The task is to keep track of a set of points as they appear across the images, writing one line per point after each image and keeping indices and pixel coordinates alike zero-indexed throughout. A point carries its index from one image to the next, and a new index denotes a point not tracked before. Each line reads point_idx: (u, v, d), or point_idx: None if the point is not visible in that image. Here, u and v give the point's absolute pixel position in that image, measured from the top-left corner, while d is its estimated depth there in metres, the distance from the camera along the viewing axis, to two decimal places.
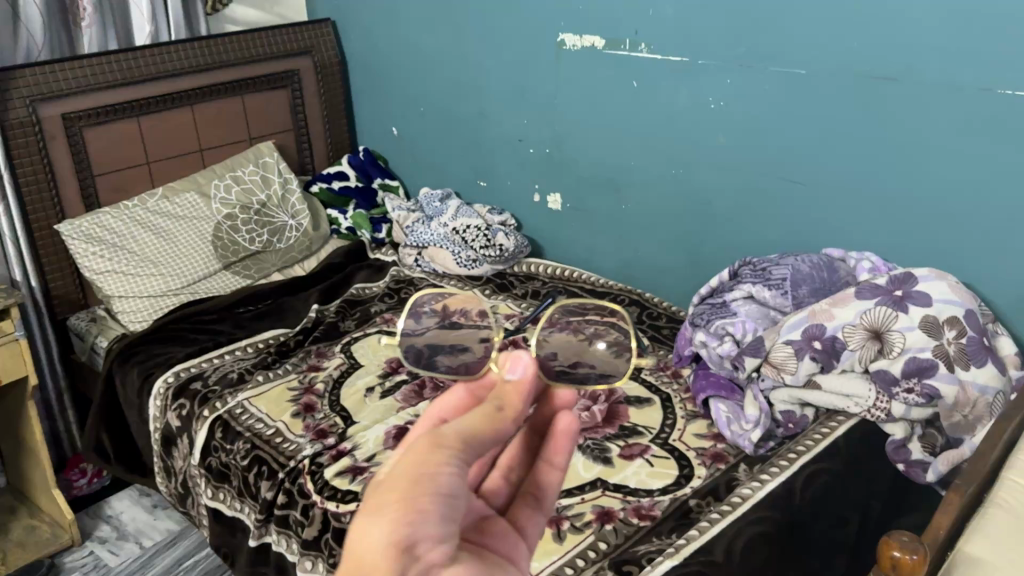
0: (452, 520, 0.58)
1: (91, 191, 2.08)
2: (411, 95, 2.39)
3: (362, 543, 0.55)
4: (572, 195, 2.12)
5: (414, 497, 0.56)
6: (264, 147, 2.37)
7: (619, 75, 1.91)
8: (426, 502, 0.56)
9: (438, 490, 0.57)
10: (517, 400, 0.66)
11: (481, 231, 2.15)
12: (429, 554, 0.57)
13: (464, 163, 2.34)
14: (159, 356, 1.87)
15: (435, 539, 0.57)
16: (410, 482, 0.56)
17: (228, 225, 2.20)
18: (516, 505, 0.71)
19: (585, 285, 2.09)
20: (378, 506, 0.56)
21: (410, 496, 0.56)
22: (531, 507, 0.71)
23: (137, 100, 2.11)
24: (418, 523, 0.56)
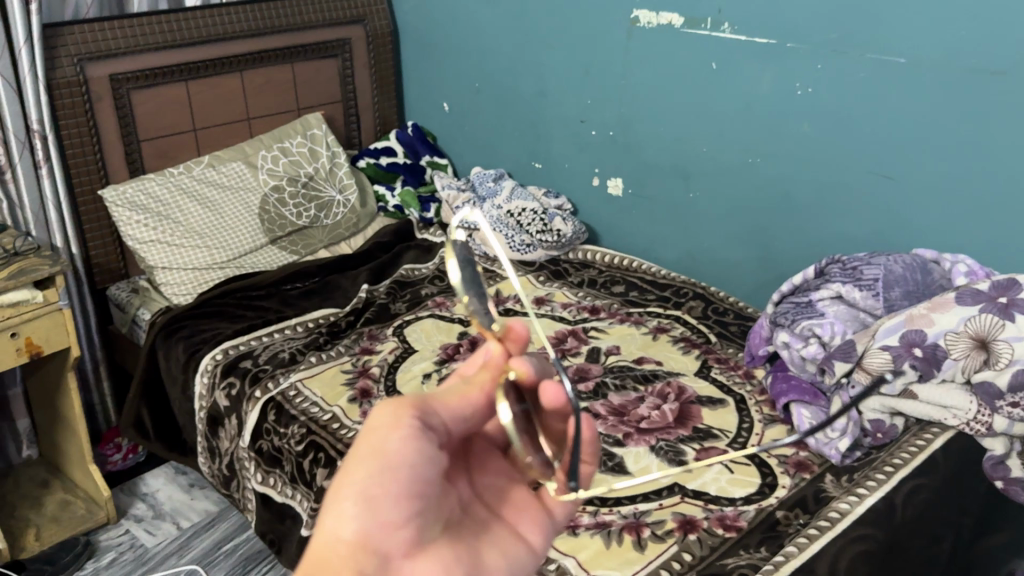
0: (405, 504, 0.66)
1: (137, 157, 2.00)
2: (466, 70, 2.29)
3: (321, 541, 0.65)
4: (636, 181, 2.03)
5: (363, 500, 0.65)
6: (312, 117, 2.28)
7: (696, 56, 1.81)
8: (376, 487, 0.65)
9: (387, 459, 0.66)
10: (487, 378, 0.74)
11: (538, 215, 2.06)
12: (386, 542, 0.65)
13: (520, 143, 2.25)
14: (205, 332, 1.80)
15: (393, 526, 0.66)
16: (357, 470, 0.66)
17: (275, 198, 2.12)
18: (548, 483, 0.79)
19: (645, 276, 2.00)
20: (335, 510, 0.65)
21: (363, 478, 0.65)
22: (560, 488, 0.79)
23: (186, 63, 2.02)
24: (371, 516, 0.65)
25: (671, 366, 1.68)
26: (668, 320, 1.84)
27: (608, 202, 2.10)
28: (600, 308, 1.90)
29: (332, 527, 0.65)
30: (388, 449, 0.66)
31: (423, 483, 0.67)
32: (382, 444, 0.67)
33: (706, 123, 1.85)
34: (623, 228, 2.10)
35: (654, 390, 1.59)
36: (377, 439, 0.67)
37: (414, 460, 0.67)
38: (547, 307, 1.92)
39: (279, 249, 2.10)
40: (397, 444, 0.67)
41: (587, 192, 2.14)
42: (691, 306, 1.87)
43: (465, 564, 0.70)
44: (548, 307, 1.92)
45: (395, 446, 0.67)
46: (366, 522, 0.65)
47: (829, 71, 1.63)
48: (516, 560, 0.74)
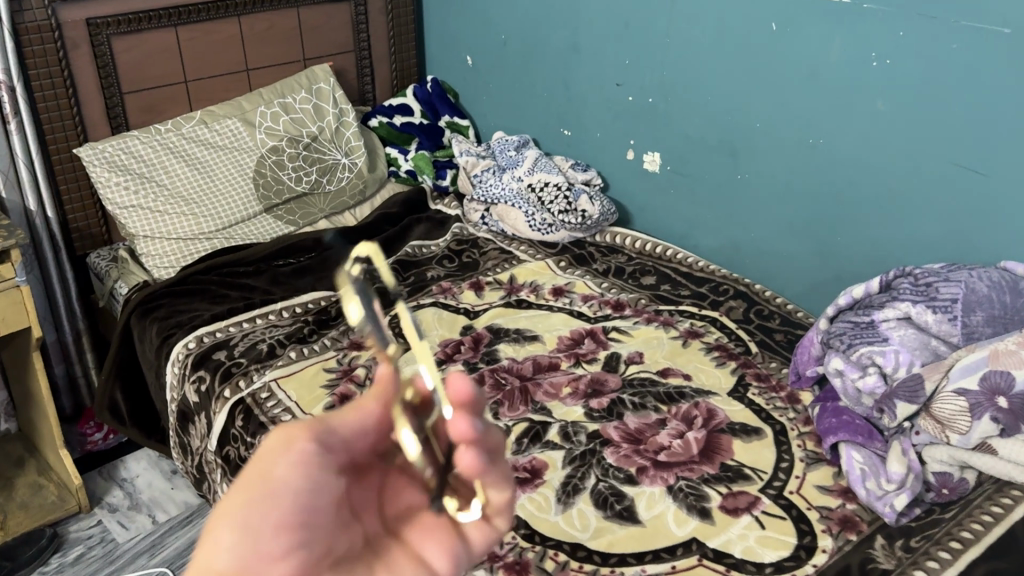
0: (289, 535, 0.52)
1: (119, 111, 1.80)
2: (491, 20, 2.03)
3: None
4: (676, 157, 1.77)
5: (243, 526, 0.52)
6: (319, 70, 2.04)
7: (755, 14, 1.53)
8: (259, 518, 0.52)
9: (277, 490, 0.53)
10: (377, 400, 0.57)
11: (561, 192, 1.82)
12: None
13: (549, 105, 1.99)
14: (181, 314, 1.61)
15: (276, 561, 0.52)
16: (232, 497, 0.53)
17: (273, 160, 1.91)
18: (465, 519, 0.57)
19: (680, 266, 1.75)
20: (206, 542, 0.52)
21: (241, 507, 0.52)
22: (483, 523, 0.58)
23: (174, 7, 1.79)
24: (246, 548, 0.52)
25: (701, 382, 1.44)
26: (702, 323, 1.60)
27: (643, 179, 1.84)
28: (625, 303, 1.67)
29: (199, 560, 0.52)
30: (278, 478, 0.53)
31: (313, 519, 0.54)
32: (270, 474, 0.53)
33: (762, 95, 1.58)
34: (657, 209, 1.84)
35: (678, 413, 1.37)
36: (262, 471, 0.53)
37: (302, 488, 0.53)
38: (565, 300, 1.69)
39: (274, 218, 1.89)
40: (283, 474, 0.53)
41: (620, 166, 1.88)
42: (730, 307, 1.63)
43: None
44: (567, 300, 1.69)
45: (283, 471, 0.53)
46: (246, 558, 0.51)
47: (914, 40, 1.35)
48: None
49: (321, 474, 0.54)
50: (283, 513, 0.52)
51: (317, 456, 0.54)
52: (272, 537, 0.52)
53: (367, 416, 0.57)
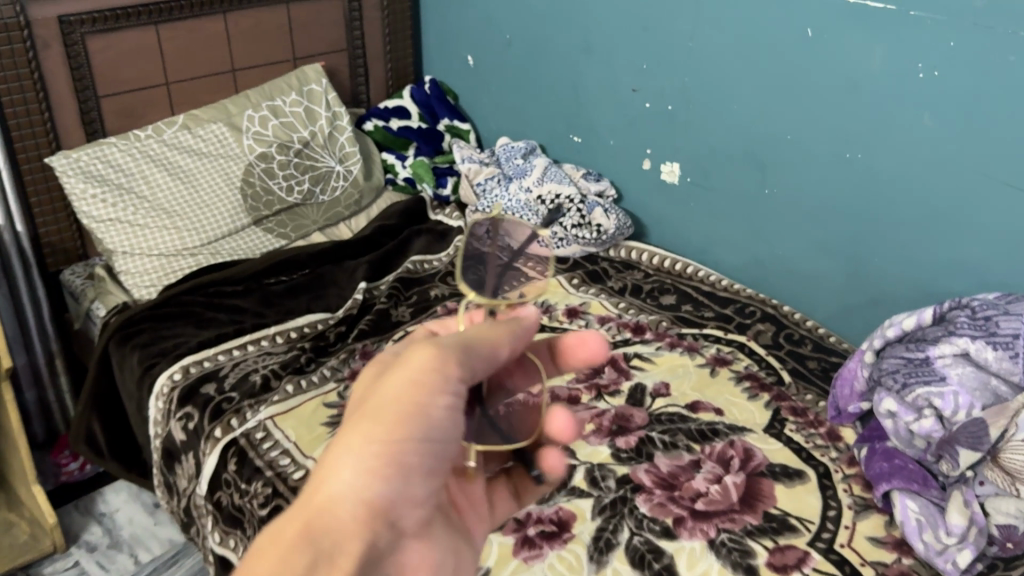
0: (429, 480, 0.72)
1: (94, 116, 1.65)
2: (494, 18, 1.90)
3: (331, 489, 0.67)
4: (697, 168, 1.65)
5: (392, 459, 0.69)
6: (310, 70, 1.90)
7: (787, 18, 1.42)
8: (412, 457, 0.70)
9: (427, 422, 0.70)
10: (506, 335, 0.76)
11: (574, 205, 1.70)
12: (405, 514, 0.71)
13: (556, 109, 1.87)
14: (165, 340, 1.48)
15: (411, 491, 0.71)
16: (389, 423, 0.68)
17: (262, 168, 1.78)
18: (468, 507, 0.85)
19: (701, 285, 1.65)
20: (358, 465, 0.68)
21: (393, 438, 0.68)
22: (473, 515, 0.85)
23: (154, 3, 1.65)
24: (393, 474, 0.69)
25: (734, 417, 1.34)
26: (729, 349, 1.49)
27: (660, 191, 1.73)
28: (645, 326, 1.56)
29: (340, 466, 0.68)
30: (427, 413, 0.70)
31: (444, 461, 0.74)
32: (428, 407, 0.70)
33: (793, 104, 1.47)
34: (675, 223, 1.73)
35: (712, 454, 1.26)
36: (414, 400, 0.69)
37: (444, 427, 0.71)
38: (580, 321, 1.58)
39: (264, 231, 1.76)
40: (436, 404, 0.70)
41: (634, 176, 1.77)
42: (758, 331, 1.52)
43: (447, 555, 0.78)
44: (582, 321, 1.58)
45: (434, 410, 0.70)
46: (391, 491, 0.69)
47: (966, 51, 1.24)
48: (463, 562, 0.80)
49: (453, 412, 0.72)
50: (425, 449, 0.71)
51: (457, 396, 0.72)
52: (408, 472, 0.70)
53: (497, 350, 0.76)
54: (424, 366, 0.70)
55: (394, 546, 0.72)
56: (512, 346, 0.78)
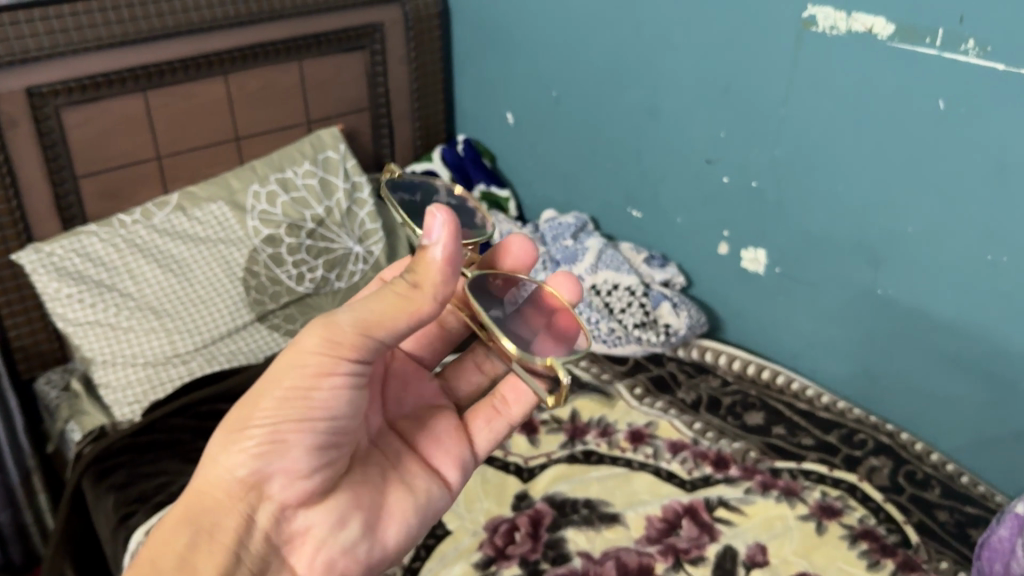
0: (315, 458, 0.69)
1: (73, 200, 1.41)
2: (540, 71, 1.63)
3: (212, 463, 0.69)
4: (789, 255, 1.37)
5: (271, 437, 0.68)
6: (327, 135, 1.64)
7: (912, 86, 1.14)
8: (287, 435, 0.68)
9: (310, 404, 0.67)
10: (427, 279, 0.64)
11: (636, 298, 1.43)
12: (286, 490, 0.69)
13: (615, 178, 1.59)
14: (145, 481, 1.22)
15: (296, 476, 0.69)
16: (270, 407, 0.67)
17: (269, 254, 1.53)
18: (440, 447, 0.80)
19: (796, 400, 1.37)
20: (230, 446, 0.69)
21: (274, 419, 0.67)
22: (449, 451, 0.80)
23: (143, 66, 1.40)
24: (275, 454, 0.68)
25: None
26: (837, 493, 1.20)
27: (741, 279, 1.44)
28: (729, 458, 1.27)
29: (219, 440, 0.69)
30: (307, 395, 0.67)
31: (338, 435, 0.70)
32: (304, 388, 0.67)
33: (915, 188, 1.19)
34: (759, 319, 1.45)
35: None
36: (291, 377, 0.67)
37: (336, 407, 0.68)
38: (648, 450, 1.28)
39: (270, 327, 1.51)
40: (322, 389, 0.67)
41: (709, 262, 1.48)
42: (872, 468, 1.24)
43: (369, 512, 0.74)
44: (650, 450, 1.28)
45: (317, 394, 0.67)
46: (266, 468, 0.69)
47: None
48: (425, 501, 0.77)
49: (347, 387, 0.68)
50: (312, 425, 0.68)
51: (350, 370, 0.67)
52: (286, 451, 0.68)
53: (411, 320, 0.65)
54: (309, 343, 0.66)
55: (288, 516, 0.71)
56: (451, 284, 0.65)
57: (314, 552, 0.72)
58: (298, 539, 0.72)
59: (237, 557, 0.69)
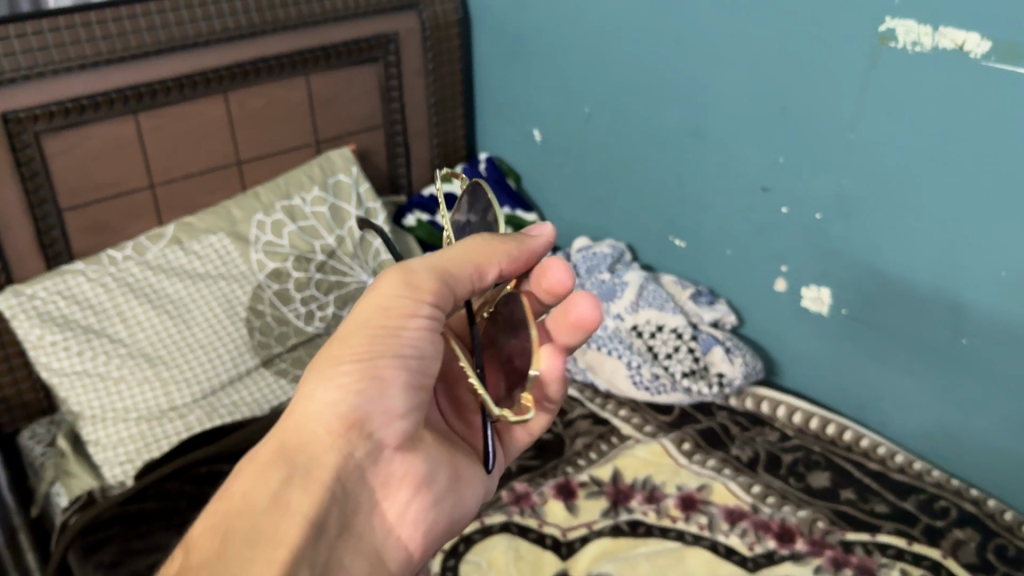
0: (411, 395, 0.71)
1: (56, 235, 1.27)
2: (571, 85, 1.47)
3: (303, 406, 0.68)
4: (857, 296, 1.22)
5: (368, 374, 0.68)
6: (337, 156, 1.50)
7: (1014, 112, 0.98)
8: (385, 371, 0.69)
9: (401, 343, 0.69)
10: (498, 252, 0.73)
11: (681, 341, 1.28)
12: (384, 429, 0.69)
13: (654, 204, 1.43)
14: (134, 560, 1.08)
15: (389, 415, 0.70)
16: (368, 341, 0.68)
17: (274, 290, 1.38)
18: (477, 442, 0.82)
19: (867, 460, 1.22)
20: (321, 384, 0.68)
21: (365, 355, 0.68)
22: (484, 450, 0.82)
23: (132, 86, 1.25)
24: (371, 392, 0.68)
25: None
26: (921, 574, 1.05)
27: (800, 322, 1.29)
28: (795, 530, 1.12)
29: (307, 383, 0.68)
30: (399, 328, 0.69)
31: (426, 374, 0.72)
32: (397, 320, 0.69)
33: (1014, 227, 1.03)
34: (819, 366, 1.30)
35: None
36: (383, 312, 0.69)
37: (424, 349, 0.71)
38: (702, 520, 1.14)
39: (276, 374, 1.37)
40: (410, 329, 0.69)
41: (763, 300, 1.33)
42: (957, 542, 1.09)
43: (445, 473, 0.75)
44: (704, 520, 1.14)
45: (411, 330, 0.69)
46: (364, 404, 0.68)
47: None
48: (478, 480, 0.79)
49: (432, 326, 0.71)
50: (404, 361, 0.70)
51: (434, 317, 0.71)
52: (381, 390, 0.69)
53: (479, 270, 0.72)
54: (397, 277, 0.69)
55: (384, 460, 0.71)
56: (517, 245, 0.74)
57: (407, 501, 0.72)
58: (394, 485, 0.71)
59: (333, 495, 0.66)
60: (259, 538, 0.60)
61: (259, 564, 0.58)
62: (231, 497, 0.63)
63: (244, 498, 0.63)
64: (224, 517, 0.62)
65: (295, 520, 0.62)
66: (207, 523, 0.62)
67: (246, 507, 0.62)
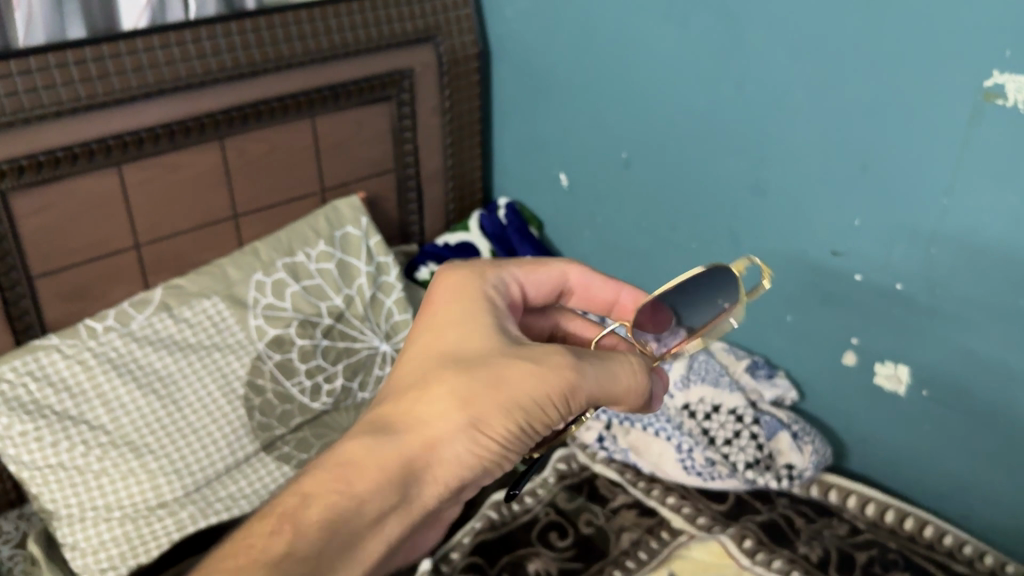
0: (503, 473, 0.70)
1: (27, 306, 1.11)
2: (606, 128, 1.33)
3: (433, 434, 0.65)
4: (941, 376, 1.08)
5: (491, 442, 0.66)
6: (345, 206, 1.34)
7: None
8: (511, 450, 0.67)
9: (531, 436, 0.68)
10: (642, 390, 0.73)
11: (741, 424, 1.13)
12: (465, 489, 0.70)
13: (701, 263, 1.29)
14: None
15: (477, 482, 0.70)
16: (513, 419, 0.66)
17: (276, 361, 1.22)
18: None
19: (955, 561, 1.06)
20: (464, 430, 0.65)
21: (509, 433, 0.66)
22: None
23: (115, 135, 1.09)
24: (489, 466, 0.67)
25: None
26: None
27: (872, 400, 1.15)
28: None
29: (440, 412, 0.65)
30: (540, 419, 0.68)
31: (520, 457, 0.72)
32: (536, 403, 0.67)
33: None
34: (892, 449, 1.16)
35: None
36: (520, 382, 0.67)
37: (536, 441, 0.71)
38: None
39: (278, 460, 1.19)
40: (542, 427, 0.69)
41: (829, 374, 1.19)
42: None
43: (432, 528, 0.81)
44: None
45: (545, 426, 0.69)
46: (480, 469, 0.67)
47: None
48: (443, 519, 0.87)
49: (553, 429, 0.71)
50: (521, 442, 0.68)
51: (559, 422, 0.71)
52: (487, 460, 0.67)
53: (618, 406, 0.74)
54: (544, 354, 0.68)
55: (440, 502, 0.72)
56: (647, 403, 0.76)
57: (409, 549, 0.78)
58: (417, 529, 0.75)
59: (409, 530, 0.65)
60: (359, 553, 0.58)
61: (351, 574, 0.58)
62: (340, 485, 0.60)
63: (355, 497, 0.60)
64: (337, 503, 0.59)
65: (380, 546, 0.61)
66: (321, 504, 0.59)
67: (359, 511, 0.59)
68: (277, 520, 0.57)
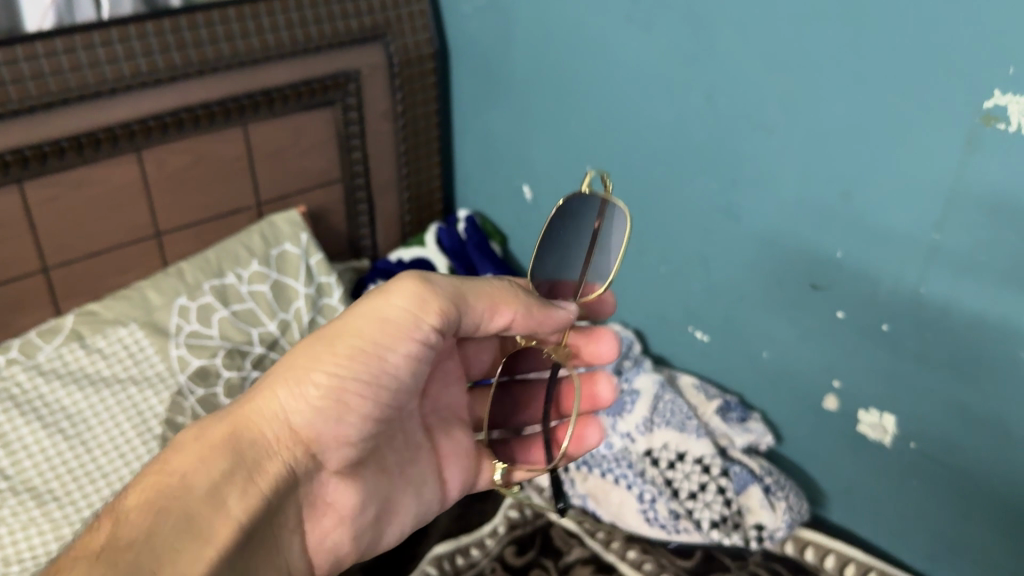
0: (368, 424, 0.69)
1: None
2: (571, 138, 1.21)
3: (257, 408, 0.67)
4: (930, 429, 0.96)
5: (332, 395, 0.67)
6: (283, 221, 1.24)
7: None
8: (353, 394, 0.67)
9: (384, 369, 0.68)
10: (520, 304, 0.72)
11: (709, 475, 1.02)
12: (329, 451, 0.69)
13: (671, 289, 1.18)
14: None
15: (338, 439, 0.68)
16: (351, 351, 0.67)
17: (199, 396, 1.10)
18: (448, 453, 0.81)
19: None
20: (293, 384, 0.67)
21: (345, 366, 0.67)
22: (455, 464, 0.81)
23: (14, 150, 0.96)
24: (340, 414, 0.67)
25: None
26: None
27: (855, 450, 1.04)
28: None
29: (293, 395, 0.67)
30: (380, 349, 0.68)
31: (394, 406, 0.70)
32: (380, 349, 0.67)
33: None
34: (874, 504, 1.05)
35: None
36: (370, 343, 0.67)
37: (406, 376, 0.69)
38: None
39: None
40: (395, 352, 0.68)
41: (806, 417, 1.08)
42: None
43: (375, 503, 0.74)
44: None
45: (394, 357, 0.68)
46: (320, 418, 0.67)
47: None
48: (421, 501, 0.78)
49: (420, 353, 0.69)
50: (374, 391, 0.68)
51: (426, 343, 0.69)
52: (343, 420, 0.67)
53: (490, 313, 0.72)
54: (390, 289, 0.69)
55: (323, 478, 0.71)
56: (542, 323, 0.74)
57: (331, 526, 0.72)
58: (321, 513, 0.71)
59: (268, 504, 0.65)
60: (200, 531, 0.60)
61: (183, 554, 0.57)
62: (168, 474, 0.62)
63: (172, 478, 0.62)
64: (152, 491, 0.61)
65: (227, 519, 0.61)
66: (144, 491, 0.61)
67: (172, 491, 0.61)
68: (110, 523, 0.59)
